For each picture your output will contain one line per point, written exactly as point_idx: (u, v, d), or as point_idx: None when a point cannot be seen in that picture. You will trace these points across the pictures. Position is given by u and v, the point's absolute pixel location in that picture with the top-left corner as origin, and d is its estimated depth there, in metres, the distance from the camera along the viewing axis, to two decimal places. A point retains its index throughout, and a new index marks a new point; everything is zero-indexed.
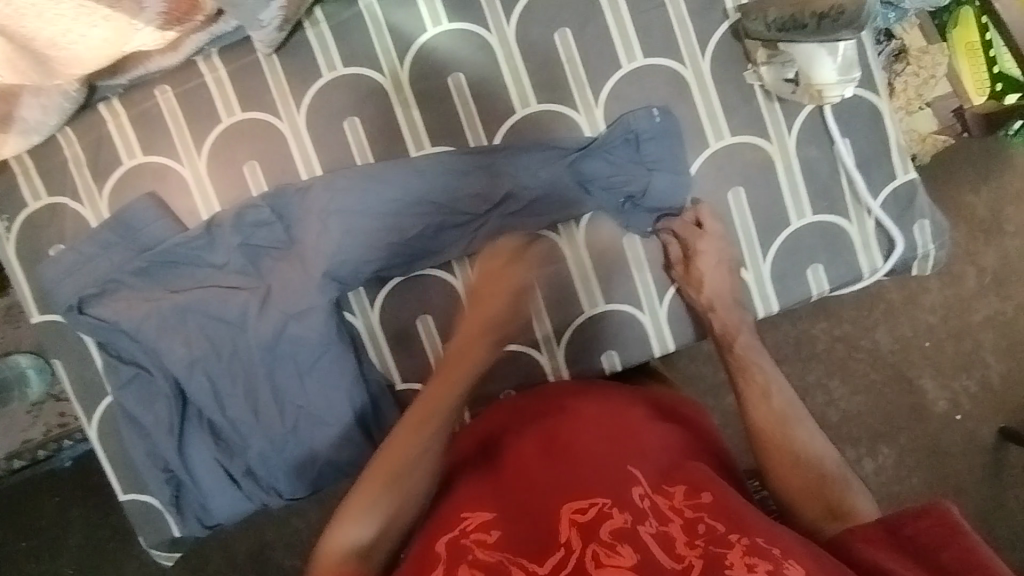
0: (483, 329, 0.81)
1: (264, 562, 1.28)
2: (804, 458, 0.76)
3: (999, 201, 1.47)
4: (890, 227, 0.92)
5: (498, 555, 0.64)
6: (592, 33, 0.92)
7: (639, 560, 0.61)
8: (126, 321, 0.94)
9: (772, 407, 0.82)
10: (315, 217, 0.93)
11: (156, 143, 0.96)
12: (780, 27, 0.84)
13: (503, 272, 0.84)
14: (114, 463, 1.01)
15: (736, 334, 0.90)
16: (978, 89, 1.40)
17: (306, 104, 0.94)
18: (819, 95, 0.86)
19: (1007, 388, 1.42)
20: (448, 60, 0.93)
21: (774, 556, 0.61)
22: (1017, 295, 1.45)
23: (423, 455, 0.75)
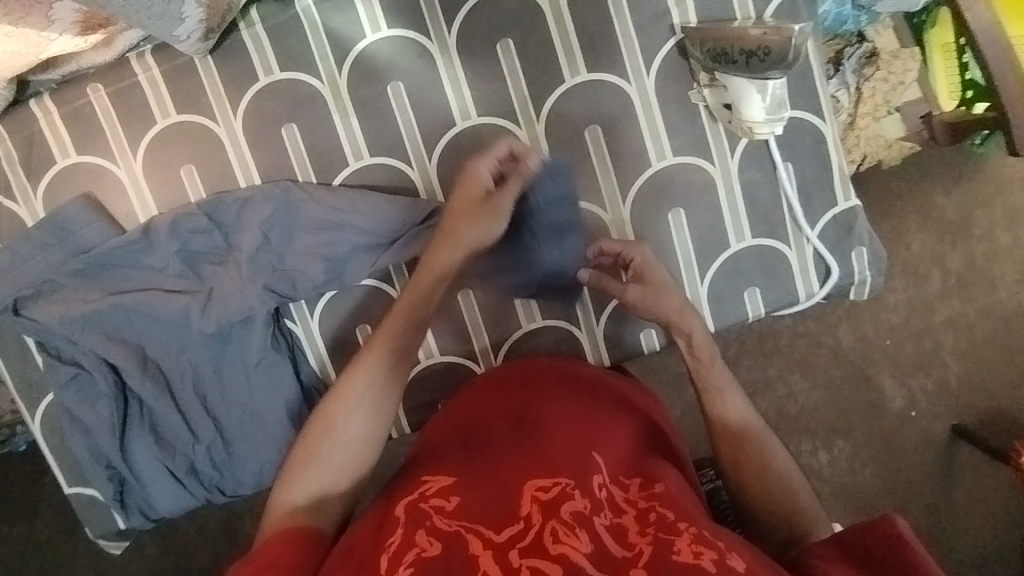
0: (440, 265, 0.79)
1: (222, 545, 1.31)
2: (775, 476, 0.76)
3: (969, 204, 1.45)
4: (827, 256, 0.93)
5: (456, 525, 0.61)
6: (534, 45, 0.90)
7: (595, 546, 0.56)
8: (62, 324, 0.94)
9: (744, 417, 0.80)
10: (254, 229, 0.92)
11: (91, 144, 0.94)
12: (714, 57, 0.85)
13: (456, 223, 0.79)
14: (59, 458, 1.03)
15: (695, 351, 0.84)
16: (949, 93, 1.35)
17: (243, 110, 0.92)
18: (750, 131, 0.87)
19: (964, 390, 1.41)
20: (387, 68, 0.91)
21: (720, 549, 0.58)
22: (981, 297, 1.43)
23: (366, 405, 0.74)
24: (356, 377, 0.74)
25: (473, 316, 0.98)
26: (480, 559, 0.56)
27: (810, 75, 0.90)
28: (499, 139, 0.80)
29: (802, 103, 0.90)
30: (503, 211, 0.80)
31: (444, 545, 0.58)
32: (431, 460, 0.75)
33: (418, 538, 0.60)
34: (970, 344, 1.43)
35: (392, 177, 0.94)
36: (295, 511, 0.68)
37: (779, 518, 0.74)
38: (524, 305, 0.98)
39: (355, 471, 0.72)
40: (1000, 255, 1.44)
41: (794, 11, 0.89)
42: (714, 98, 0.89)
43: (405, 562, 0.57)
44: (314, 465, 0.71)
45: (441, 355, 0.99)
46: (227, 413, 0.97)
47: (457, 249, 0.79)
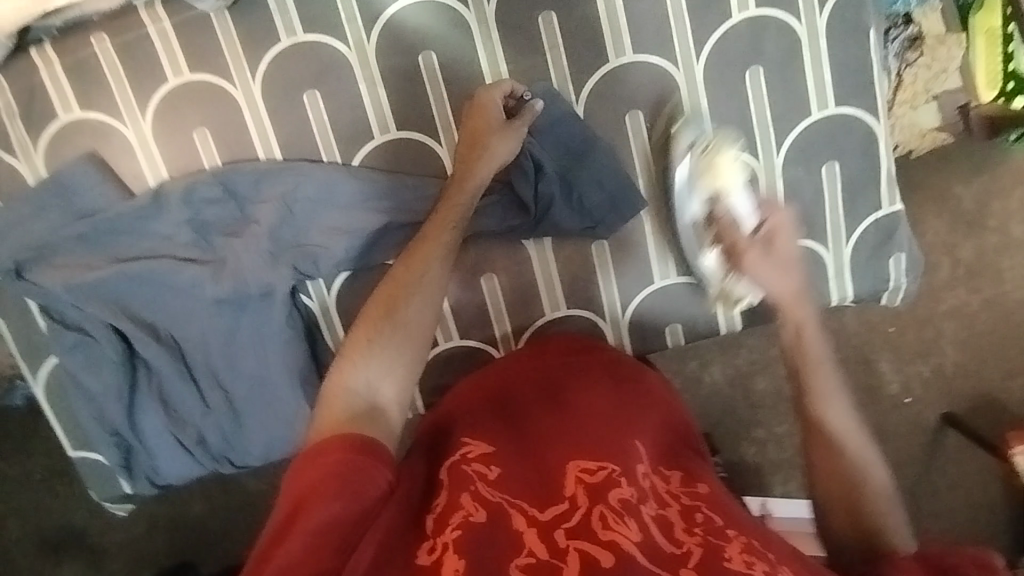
0: (479, 156, 0.82)
1: (220, 499, 1.32)
2: (863, 489, 0.72)
3: (987, 194, 1.32)
4: (864, 262, 0.90)
5: (499, 495, 0.65)
6: (577, 20, 0.84)
7: (642, 539, 0.59)
8: (68, 289, 0.89)
9: (826, 412, 0.74)
10: (276, 205, 0.89)
11: (96, 99, 0.87)
12: (670, 201, 0.89)
13: (476, 146, 0.82)
14: (63, 422, 1.00)
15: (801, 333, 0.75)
16: (988, 82, 1.23)
17: (261, 73, 0.86)
18: (721, 198, 0.82)
19: (959, 378, 1.32)
20: (419, 37, 0.85)
21: (772, 561, 0.58)
22: (987, 288, 1.32)
23: (417, 303, 0.76)
24: (410, 271, 0.78)
25: (496, 300, 0.94)
26: (525, 536, 0.60)
27: (868, 69, 0.85)
28: (505, 79, 0.84)
29: (857, 99, 0.86)
30: (518, 133, 0.83)
31: (490, 515, 0.62)
32: (472, 418, 0.78)
33: (464, 502, 0.64)
34: (969, 334, 1.32)
35: (420, 155, 0.89)
36: (348, 393, 0.70)
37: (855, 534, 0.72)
38: (549, 292, 0.94)
39: (405, 364, 0.74)
40: (1009, 246, 1.32)
41: (859, 4, 0.83)
42: (689, 223, 0.87)
43: (453, 524, 0.61)
44: (369, 353, 0.73)
45: (460, 339, 0.96)
46: (240, 385, 0.95)
47: (482, 164, 0.82)
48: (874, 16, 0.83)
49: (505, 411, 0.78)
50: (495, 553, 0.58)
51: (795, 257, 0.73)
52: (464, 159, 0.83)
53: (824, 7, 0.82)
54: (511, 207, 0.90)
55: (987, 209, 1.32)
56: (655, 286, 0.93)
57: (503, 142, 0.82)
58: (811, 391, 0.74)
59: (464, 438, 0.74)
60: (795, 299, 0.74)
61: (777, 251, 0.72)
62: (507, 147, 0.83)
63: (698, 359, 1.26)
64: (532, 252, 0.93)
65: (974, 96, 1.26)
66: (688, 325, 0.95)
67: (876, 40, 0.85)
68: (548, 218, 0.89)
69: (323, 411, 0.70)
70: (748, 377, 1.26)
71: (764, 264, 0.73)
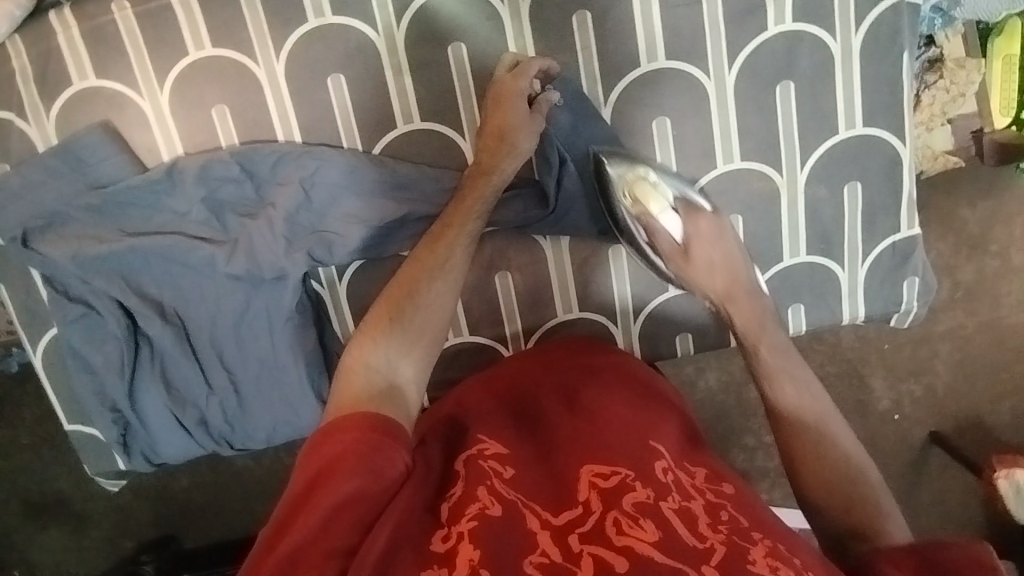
0: (501, 146, 0.79)
1: (205, 475, 1.31)
2: (837, 467, 0.67)
3: (990, 218, 1.29)
4: (877, 283, 0.91)
5: (514, 493, 0.64)
6: (612, 22, 0.82)
7: (662, 537, 0.58)
8: (75, 261, 0.88)
9: (783, 373, 0.72)
10: (294, 188, 0.87)
11: (113, 68, 0.85)
12: (615, 213, 0.87)
13: (494, 134, 0.80)
14: (61, 395, 0.99)
15: (759, 334, 0.74)
16: (1002, 109, 1.21)
17: (286, 53, 0.84)
18: (647, 219, 0.81)
19: (949, 399, 1.32)
20: (450, 27, 0.83)
21: (797, 565, 0.57)
22: (983, 311, 1.31)
23: (439, 288, 0.75)
24: (432, 255, 0.76)
25: (508, 298, 0.94)
26: (538, 537, 0.59)
27: (897, 92, 0.85)
28: (534, 59, 0.80)
29: (884, 122, 0.85)
30: (536, 122, 0.80)
31: (505, 511, 0.62)
32: (484, 414, 0.78)
33: (480, 494, 0.63)
34: (963, 356, 1.32)
35: (442, 148, 0.88)
36: (367, 371, 0.70)
37: (845, 526, 0.66)
38: (562, 294, 0.94)
39: (423, 347, 0.73)
40: (1008, 272, 1.30)
41: (895, 26, 0.82)
42: (639, 240, 0.86)
43: (467, 515, 0.61)
44: (389, 333, 0.72)
45: (469, 335, 0.95)
46: (246, 368, 0.94)
47: (505, 157, 0.79)
48: (909, 39, 0.83)
49: (518, 411, 0.78)
50: (508, 546, 0.58)
51: (732, 254, 0.77)
52: (482, 148, 0.81)
53: (860, 27, 0.82)
54: (529, 205, 0.88)
55: (989, 234, 1.30)
56: (669, 294, 0.94)
57: (525, 135, 0.80)
58: (767, 368, 0.73)
59: (479, 434, 0.73)
60: (740, 296, 0.76)
61: (700, 254, 0.77)
62: (528, 141, 0.80)
63: (694, 364, 1.25)
64: (548, 252, 0.92)
65: (988, 121, 1.23)
66: (698, 335, 0.96)
67: (908, 64, 0.84)
68: (566, 220, 0.89)
69: (341, 387, 0.69)
70: (742, 386, 1.26)
71: (696, 270, 0.77)
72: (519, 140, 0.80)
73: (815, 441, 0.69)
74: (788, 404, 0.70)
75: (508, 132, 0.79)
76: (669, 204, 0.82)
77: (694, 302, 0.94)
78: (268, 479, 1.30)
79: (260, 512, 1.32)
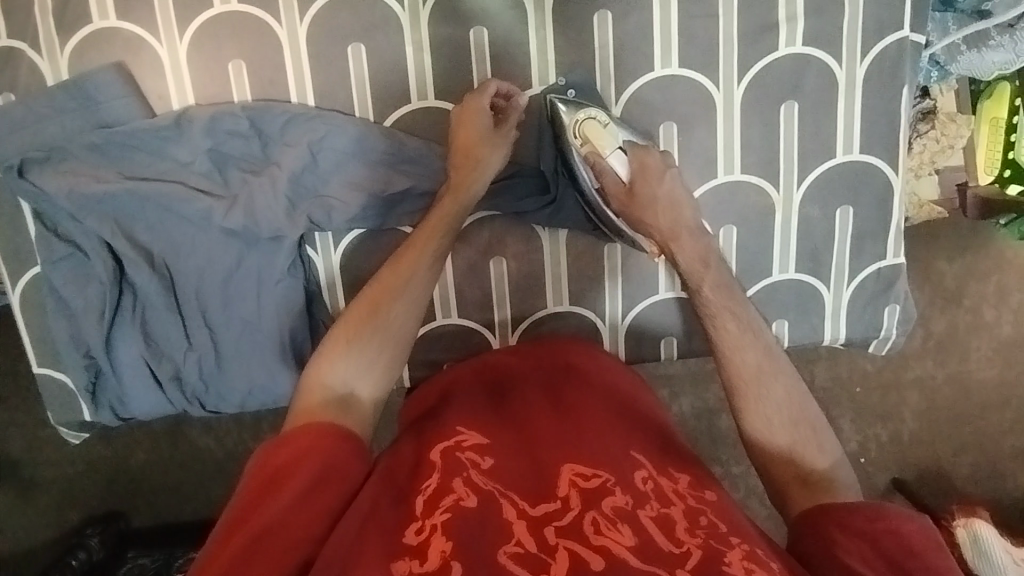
0: (470, 169, 0.83)
1: (163, 452, 1.27)
2: (788, 439, 0.69)
3: (968, 273, 1.29)
4: (860, 308, 0.94)
5: (492, 484, 0.64)
6: (633, 25, 0.85)
7: (638, 544, 0.58)
8: (69, 198, 0.87)
9: (739, 342, 0.73)
10: (301, 150, 0.88)
11: (135, 11, 0.86)
12: (572, 169, 0.88)
13: (466, 150, 0.83)
14: (34, 336, 0.97)
15: (703, 270, 0.77)
16: (987, 167, 1.19)
17: (310, 17, 0.86)
18: (598, 159, 0.83)
19: (913, 445, 1.34)
20: (475, 11, 0.85)
21: (772, 570, 0.57)
22: (952, 363, 1.32)
23: (402, 306, 0.78)
24: (396, 277, 0.79)
25: (500, 284, 0.94)
26: (514, 527, 0.59)
27: (894, 125, 0.88)
28: (489, 81, 0.84)
29: (880, 152, 0.89)
30: (506, 139, 0.84)
31: (481, 501, 0.62)
32: (463, 404, 0.76)
33: (455, 487, 0.63)
34: (929, 406, 1.33)
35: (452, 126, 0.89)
36: (325, 389, 0.73)
37: (789, 476, 0.68)
38: (555, 286, 0.95)
39: (382, 365, 0.76)
40: (980, 327, 1.31)
41: (898, 61, 0.86)
42: (589, 186, 0.87)
43: (442, 507, 0.61)
44: (347, 353, 0.75)
45: (458, 317, 0.95)
46: (228, 326, 0.93)
47: (476, 174, 0.83)
48: (910, 75, 0.87)
49: (496, 400, 0.77)
50: (482, 540, 0.58)
51: (674, 196, 0.80)
52: (455, 166, 0.83)
53: (865, 57, 0.86)
54: (532, 191, 0.90)
55: (964, 289, 1.30)
56: (659, 296, 0.95)
57: (493, 154, 0.84)
58: (710, 306, 0.75)
59: (458, 425, 0.71)
60: (684, 233, 0.79)
61: (645, 194, 0.81)
62: (496, 161, 0.84)
63: (668, 387, 1.24)
64: (545, 241, 0.93)
65: (973, 176, 1.21)
66: (682, 341, 0.97)
67: (908, 99, 0.88)
68: (564, 210, 0.90)
69: (300, 404, 0.72)
70: (714, 414, 1.26)
71: (647, 211, 0.81)
72: (487, 160, 0.83)
73: (754, 383, 0.71)
74: (728, 342, 0.73)
75: (476, 154, 0.83)
76: (619, 145, 0.84)
77: (682, 307, 0.96)
78: (229, 461, 1.27)
79: (216, 488, 1.28)
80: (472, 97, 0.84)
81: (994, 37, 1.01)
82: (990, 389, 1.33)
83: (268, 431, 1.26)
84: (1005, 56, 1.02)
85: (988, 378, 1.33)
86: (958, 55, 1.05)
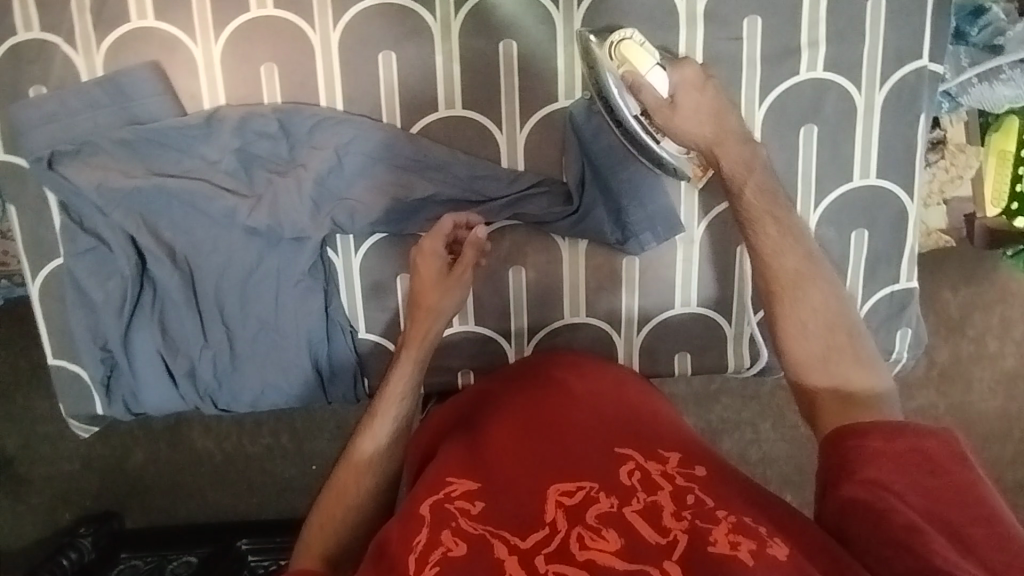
0: (432, 318, 0.84)
1: (165, 452, 1.26)
2: (826, 350, 0.70)
3: (972, 303, 1.30)
4: (872, 330, 0.95)
5: (481, 527, 0.63)
6: (658, 44, 0.87)
7: (624, 545, 0.59)
8: (96, 191, 0.88)
9: (780, 253, 0.73)
10: (328, 153, 0.89)
11: (172, 11, 0.87)
12: (608, 99, 0.86)
13: (426, 302, 0.84)
14: (51, 327, 0.97)
15: (746, 176, 0.76)
16: (994, 200, 1.17)
17: (344, 24, 0.87)
18: (635, 76, 0.80)
19: None
20: (505, 25, 0.88)
21: (761, 537, 0.58)
22: (956, 393, 1.33)
23: (377, 469, 0.78)
24: (364, 445, 0.78)
25: (518, 294, 0.95)
26: (506, 564, 0.59)
27: (910, 151, 0.90)
28: (445, 216, 0.86)
29: (896, 177, 0.90)
30: (463, 280, 0.86)
31: (470, 546, 0.61)
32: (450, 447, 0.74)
33: (444, 537, 0.62)
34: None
35: (477, 136, 0.91)
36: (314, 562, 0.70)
37: (825, 385, 0.69)
38: (571, 297, 0.96)
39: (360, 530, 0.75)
40: (983, 358, 1.32)
41: (916, 89, 0.88)
42: (629, 115, 0.84)
43: (432, 562, 0.60)
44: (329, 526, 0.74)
45: (474, 325, 0.96)
46: (244, 324, 0.93)
47: (433, 325, 0.85)
48: (927, 103, 0.89)
49: (475, 430, 0.75)
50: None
51: (721, 104, 0.78)
52: (415, 316, 0.85)
53: (884, 84, 0.88)
54: (555, 198, 0.91)
55: (968, 320, 1.31)
56: (674, 311, 0.96)
57: (455, 298, 0.86)
58: (750, 210, 0.75)
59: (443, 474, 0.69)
60: (729, 137, 0.77)
61: (687, 104, 0.78)
62: (456, 304, 0.86)
63: (673, 405, 1.25)
64: (564, 250, 0.94)
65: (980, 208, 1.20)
66: (695, 357, 0.98)
67: (924, 127, 0.90)
68: (587, 219, 0.91)
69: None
70: (717, 434, 1.26)
71: (685, 121, 0.78)
72: (447, 309, 0.85)
73: (794, 290, 0.72)
74: (769, 243, 0.73)
75: (438, 306, 0.85)
76: (656, 62, 0.81)
77: (696, 323, 0.97)
78: (231, 463, 1.27)
79: (217, 489, 1.28)
80: (430, 239, 0.86)
81: (1005, 71, 1.04)
82: (993, 420, 1.33)
83: (272, 436, 1.26)
84: (1015, 90, 1.04)
85: (991, 409, 1.33)
86: (969, 87, 1.06)
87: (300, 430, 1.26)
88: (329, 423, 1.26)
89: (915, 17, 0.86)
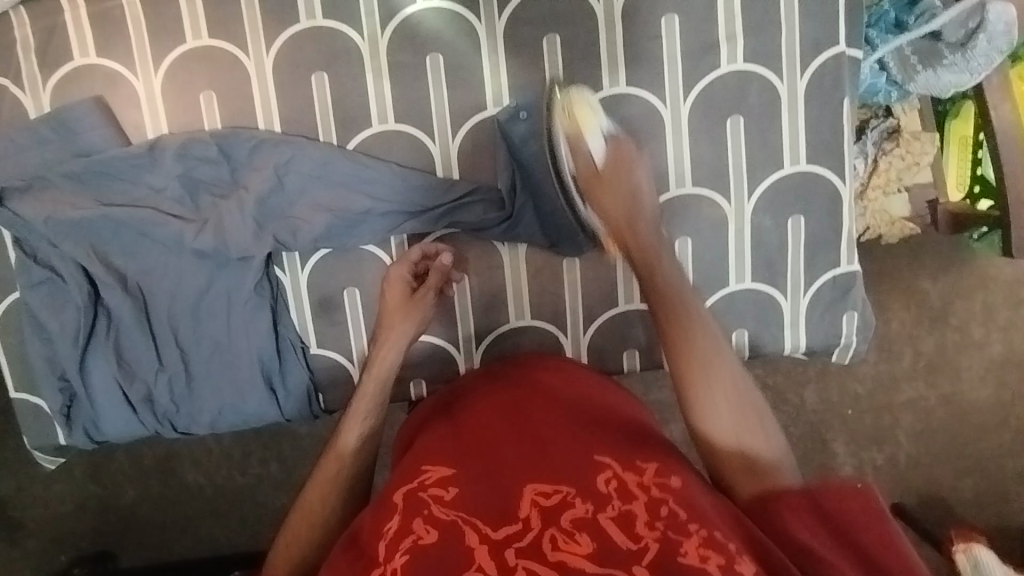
0: (394, 342, 0.87)
1: (145, 488, 1.27)
2: (737, 432, 0.67)
3: (953, 292, 1.29)
4: (819, 315, 0.95)
5: (454, 513, 0.62)
6: (579, 47, 0.90)
7: (597, 549, 0.57)
8: (47, 223, 0.90)
9: (691, 341, 0.70)
10: (267, 173, 0.92)
11: (113, 48, 0.91)
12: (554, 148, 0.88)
13: (391, 326, 0.88)
14: (11, 360, 0.99)
15: (655, 258, 0.75)
16: (957, 185, 1.16)
17: (276, 49, 0.91)
18: (578, 141, 0.82)
19: (913, 470, 1.32)
20: (430, 39, 0.90)
21: (731, 552, 0.56)
22: (945, 385, 1.31)
23: (343, 487, 0.77)
24: (331, 464, 0.78)
25: (464, 299, 0.96)
26: (476, 553, 0.58)
27: (839, 135, 0.91)
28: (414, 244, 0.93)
29: (827, 161, 0.91)
30: (427, 303, 0.90)
31: (442, 534, 0.60)
32: (428, 437, 0.74)
33: (416, 526, 0.61)
34: (923, 428, 1.31)
35: (411, 148, 0.93)
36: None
37: (733, 465, 0.67)
38: (515, 299, 0.97)
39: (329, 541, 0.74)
40: (968, 347, 1.30)
41: (837, 75, 0.90)
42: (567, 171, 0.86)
43: (402, 549, 0.59)
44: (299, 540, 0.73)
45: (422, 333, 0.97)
46: (199, 347, 0.95)
47: (394, 347, 0.87)
48: (850, 89, 0.90)
49: (456, 422, 0.75)
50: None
51: (638, 185, 0.79)
52: (381, 340, 0.87)
53: (805, 71, 0.89)
54: (489, 205, 0.93)
55: (950, 308, 1.30)
56: (619, 308, 0.97)
57: (420, 319, 0.89)
58: (659, 295, 0.73)
59: (422, 463, 0.69)
60: (641, 219, 0.78)
61: (612, 179, 0.80)
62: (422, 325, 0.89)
63: (658, 414, 1.24)
64: (504, 255, 0.95)
65: (944, 194, 1.16)
66: (644, 352, 0.98)
67: (849, 111, 0.91)
68: (522, 227, 0.93)
69: None
70: None
71: (609, 195, 0.79)
72: (414, 330, 0.89)
73: (703, 373, 0.69)
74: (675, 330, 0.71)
75: (405, 330, 0.88)
76: (602, 132, 0.83)
77: (641, 319, 0.97)
78: (211, 494, 1.27)
79: (198, 517, 1.28)
80: (400, 264, 0.91)
81: (948, 56, 1.00)
82: (987, 411, 1.31)
83: (248, 461, 1.27)
84: (960, 75, 1.00)
85: (984, 398, 1.31)
86: (914, 74, 1.05)
87: (278, 455, 1.27)
88: (305, 444, 1.26)
89: (830, 5, 0.88)
